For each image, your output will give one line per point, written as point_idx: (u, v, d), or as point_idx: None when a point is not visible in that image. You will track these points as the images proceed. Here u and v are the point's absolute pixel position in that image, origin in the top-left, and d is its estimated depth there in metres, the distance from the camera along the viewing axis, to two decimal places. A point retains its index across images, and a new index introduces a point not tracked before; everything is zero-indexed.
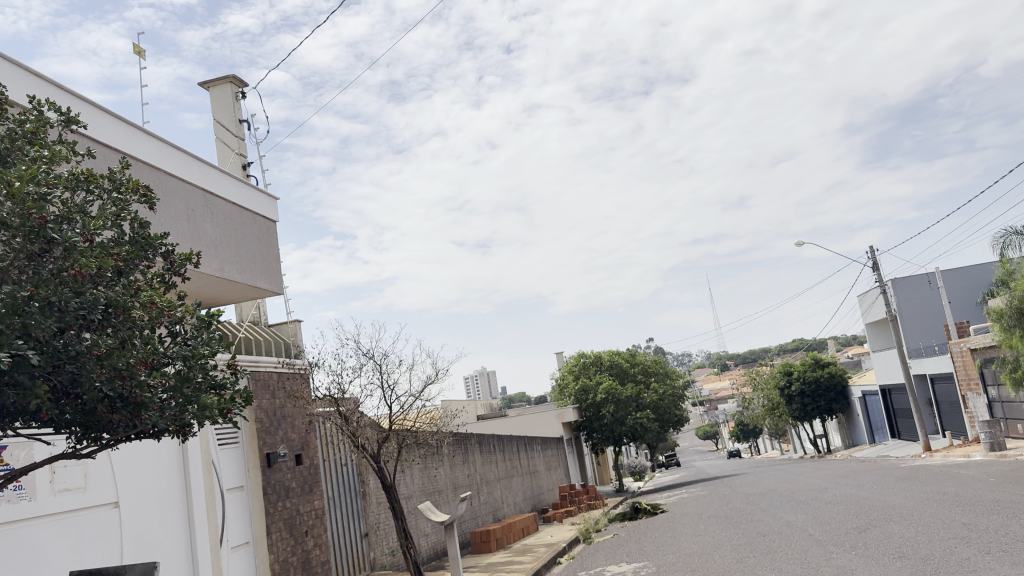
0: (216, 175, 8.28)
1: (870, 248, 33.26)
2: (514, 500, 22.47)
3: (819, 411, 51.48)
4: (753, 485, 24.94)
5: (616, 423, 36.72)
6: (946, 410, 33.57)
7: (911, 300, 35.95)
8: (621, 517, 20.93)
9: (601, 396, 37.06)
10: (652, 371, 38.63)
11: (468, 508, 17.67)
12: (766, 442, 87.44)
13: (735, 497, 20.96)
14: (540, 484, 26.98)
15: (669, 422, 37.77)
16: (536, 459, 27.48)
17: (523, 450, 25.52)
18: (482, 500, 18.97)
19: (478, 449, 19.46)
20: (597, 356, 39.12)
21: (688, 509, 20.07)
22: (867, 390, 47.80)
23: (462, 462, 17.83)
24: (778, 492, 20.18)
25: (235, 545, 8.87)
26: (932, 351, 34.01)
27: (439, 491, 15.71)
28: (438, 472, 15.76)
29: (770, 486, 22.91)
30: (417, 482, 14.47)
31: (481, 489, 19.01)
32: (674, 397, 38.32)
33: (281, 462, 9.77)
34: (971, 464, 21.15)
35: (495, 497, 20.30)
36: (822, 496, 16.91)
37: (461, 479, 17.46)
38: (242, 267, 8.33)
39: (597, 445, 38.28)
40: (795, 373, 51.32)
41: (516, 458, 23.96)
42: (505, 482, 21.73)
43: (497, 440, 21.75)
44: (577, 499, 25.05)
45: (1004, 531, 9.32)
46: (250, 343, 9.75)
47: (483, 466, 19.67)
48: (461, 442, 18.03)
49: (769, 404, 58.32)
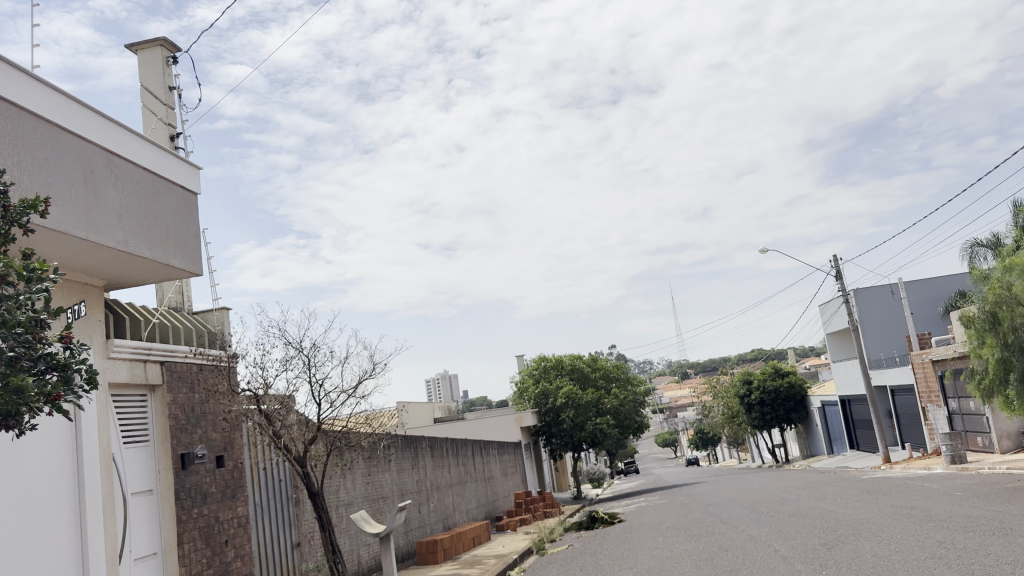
0: (124, 136, 7.26)
1: (833, 256, 32.93)
2: (467, 506, 21.56)
3: (779, 421, 51.28)
4: (713, 494, 24.35)
5: (575, 429, 35.98)
6: (906, 422, 33.39)
7: (874, 311, 35.75)
8: (576, 526, 20.16)
9: (560, 401, 36.26)
10: (613, 377, 38.04)
11: (416, 516, 16.73)
12: (724, 450, 87.46)
13: (695, 507, 20.28)
14: (495, 490, 26.06)
15: (628, 428, 37.32)
16: (492, 465, 26.58)
17: (478, 455, 24.59)
18: (431, 507, 18.02)
19: (429, 453, 18.50)
20: (558, 360, 38.27)
21: (646, 519, 19.35)
22: (826, 400, 47.70)
23: (411, 467, 16.87)
24: (738, 503, 19.56)
25: (139, 557, 7.89)
26: (893, 362, 33.83)
27: (383, 498, 14.74)
28: (382, 477, 14.80)
29: (731, 496, 22.27)
30: (359, 488, 13.55)
31: (430, 495, 18.08)
32: (635, 403, 37.95)
33: (199, 464, 8.78)
34: (935, 477, 20.72)
35: (446, 504, 19.35)
36: (784, 508, 16.29)
37: (409, 485, 16.50)
38: (150, 241, 7.35)
39: (555, 451, 37.50)
40: (755, 382, 51.15)
41: (470, 462, 23.03)
42: (457, 488, 20.78)
43: (450, 444, 20.79)
44: (532, 506, 24.20)
45: (984, 552, 8.66)
46: (166, 331, 8.78)
47: (434, 471, 18.72)
48: (410, 446, 17.09)
49: (729, 413, 58.09)
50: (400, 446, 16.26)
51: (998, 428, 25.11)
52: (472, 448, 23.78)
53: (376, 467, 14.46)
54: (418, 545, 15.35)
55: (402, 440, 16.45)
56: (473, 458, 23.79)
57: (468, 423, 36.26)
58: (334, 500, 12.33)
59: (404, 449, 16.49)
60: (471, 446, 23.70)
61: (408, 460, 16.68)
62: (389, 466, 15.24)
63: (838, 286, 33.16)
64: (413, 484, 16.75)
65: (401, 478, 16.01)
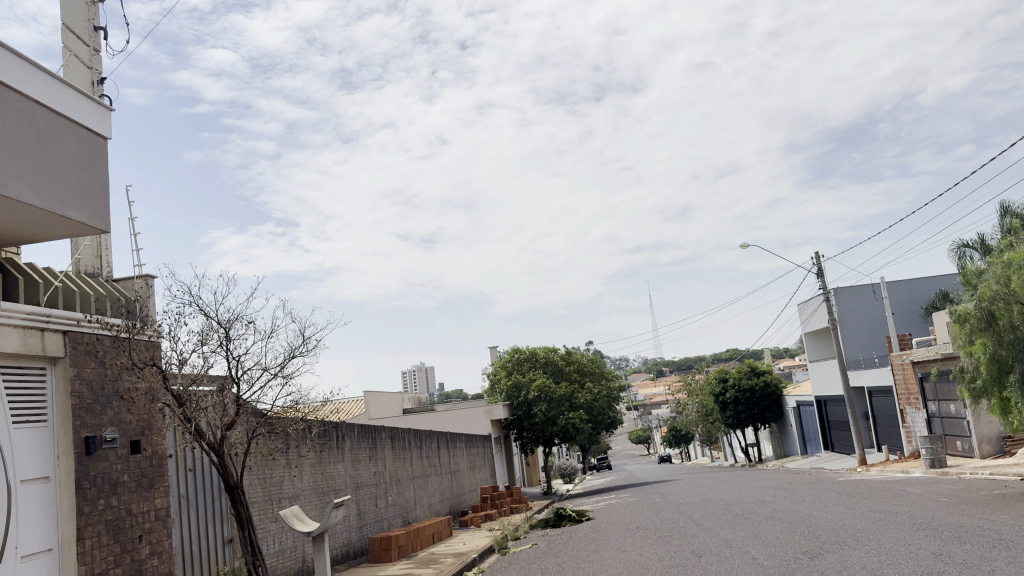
0: (8, 60, 6.21)
1: (815, 253, 32.19)
2: (430, 500, 20.58)
3: (753, 420, 50.77)
4: (686, 493, 23.53)
5: (547, 423, 35.15)
6: (883, 424, 32.83)
7: (854, 311, 35.11)
8: (543, 523, 19.26)
9: (533, 394, 35.35)
10: (588, 371, 37.23)
11: (372, 511, 15.71)
12: (697, 448, 87.18)
13: (669, 507, 19.41)
14: (461, 484, 25.11)
15: (601, 424, 36.59)
16: (459, 458, 25.62)
17: (444, 447, 23.57)
18: (390, 502, 17.00)
19: (389, 444, 17.48)
20: (532, 352, 37.23)
21: (615, 518, 18.46)
22: (802, 400, 47.20)
23: (367, 458, 15.84)
24: (712, 503, 18.74)
25: (26, 554, 6.80)
26: (872, 363, 33.22)
27: (334, 491, 13.72)
28: (334, 469, 13.78)
29: (706, 496, 21.44)
30: (306, 480, 12.59)
31: (389, 488, 17.05)
32: (609, 398, 37.21)
33: (108, 448, 7.72)
34: (916, 481, 20.01)
35: (406, 498, 18.33)
36: (762, 511, 15.47)
37: (365, 478, 15.48)
38: (37, 185, 6.30)
39: (526, 445, 36.66)
40: (730, 381, 50.62)
41: (435, 455, 22.03)
42: (420, 481, 19.78)
43: (414, 436, 19.76)
44: (499, 502, 23.27)
45: (988, 567, 7.75)
46: (70, 298, 7.73)
47: (394, 463, 17.69)
48: (368, 436, 16.09)
49: (703, 410, 57.57)
50: (355, 436, 15.23)
51: (979, 431, 24.52)
52: (437, 440, 22.76)
53: (325, 458, 13.42)
54: (371, 541, 14.34)
55: (357, 430, 15.42)
56: (439, 451, 22.78)
57: (438, 415, 35.18)
58: (275, 491, 11.32)
59: (359, 439, 15.48)
60: (437, 438, 22.68)
61: (365, 451, 15.66)
62: (341, 457, 14.21)
63: (819, 284, 32.47)
64: (369, 476, 15.74)
65: (356, 471, 15.00)
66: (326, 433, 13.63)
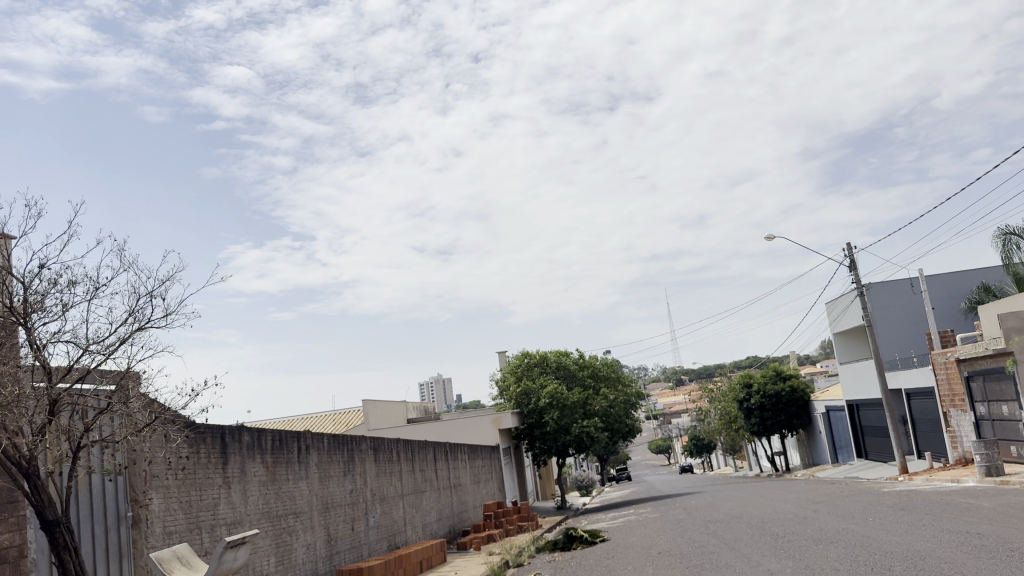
0: None
1: (847, 243, 29.73)
2: (424, 520, 18.29)
3: (780, 427, 48.15)
4: (712, 508, 21.11)
5: (560, 432, 32.79)
6: (924, 429, 30.23)
7: (890, 306, 32.54)
8: (551, 545, 16.91)
9: (544, 402, 32.98)
10: (603, 376, 34.86)
11: (348, 533, 13.53)
12: (720, 457, 84.45)
13: (695, 526, 16.99)
14: (464, 501, 22.86)
15: (618, 432, 34.38)
16: (462, 470, 23.35)
17: (443, 459, 21.29)
18: (372, 522, 14.73)
19: (372, 457, 15.21)
20: (543, 356, 34.82)
21: (633, 539, 16.14)
22: (831, 405, 44.51)
23: (342, 474, 13.56)
24: (744, 521, 16.37)
25: None
26: (910, 362, 30.66)
27: (295, 513, 11.55)
28: (294, 488, 11.60)
29: (735, 511, 19.02)
30: (253, 501, 10.37)
31: (372, 508, 14.81)
32: (625, 405, 34.90)
33: None
34: (976, 493, 17.51)
35: (394, 518, 16.02)
36: (803, 532, 13.19)
37: (339, 496, 13.28)
38: None
39: (539, 456, 34.36)
40: (755, 386, 48.08)
41: (432, 469, 19.74)
42: (412, 498, 17.47)
43: (405, 447, 17.46)
44: (505, 519, 20.95)
45: None
46: None
47: (379, 478, 15.42)
48: (342, 447, 13.80)
49: (726, 418, 54.98)
50: (326, 448, 13.05)
51: None
52: (435, 451, 20.48)
53: (281, 473, 11.25)
54: (338, 571, 12.09)
55: (329, 440, 13.19)
56: (437, 464, 20.48)
57: (441, 424, 32.75)
58: (204, 516, 9.17)
59: (333, 451, 13.33)
60: (435, 450, 20.41)
61: (339, 466, 13.48)
62: (304, 474, 12.02)
63: (852, 278, 29.96)
64: (345, 495, 13.55)
65: (327, 489, 12.83)
66: (283, 442, 11.48)
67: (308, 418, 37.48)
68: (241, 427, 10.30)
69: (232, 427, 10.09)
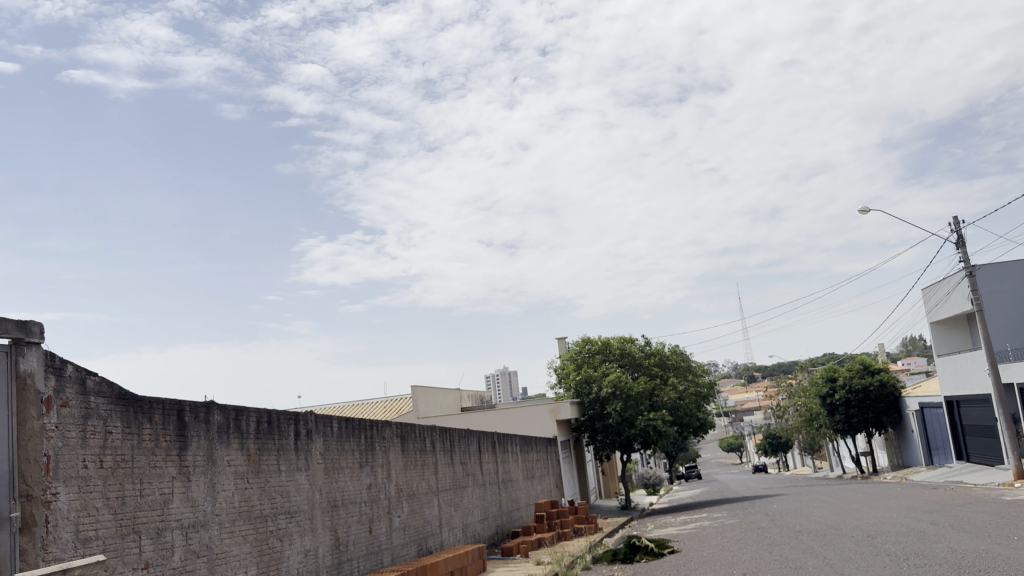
0: None
1: (954, 217, 26.31)
2: (465, 521, 15.98)
3: (866, 426, 44.52)
4: (801, 516, 18.27)
5: (624, 425, 30.18)
6: None
7: (1002, 291, 28.92)
8: (610, 553, 14.39)
9: (606, 392, 30.41)
10: (671, 364, 32.09)
11: (363, 537, 11.23)
12: (797, 456, 80.34)
13: (784, 538, 14.13)
14: (515, 499, 20.52)
15: (688, 426, 31.69)
16: (512, 464, 20.96)
17: (491, 452, 18.91)
18: (396, 523, 12.41)
19: (398, 446, 12.93)
20: (605, 342, 32.17)
21: (708, 554, 13.32)
22: (925, 402, 40.75)
23: (357, 466, 11.27)
24: (848, 535, 13.42)
25: None
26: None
27: (288, 514, 9.28)
28: (288, 484, 9.34)
29: (829, 521, 16.15)
30: (222, 497, 8.08)
31: (396, 507, 12.50)
32: (696, 397, 32.14)
33: None
34: None
35: (425, 518, 13.69)
36: (931, 553, 10.30)
37: (352, 493, 10.99)
38: None
39: (600, 451, 31.81)
40: (839, 380, 44.63)
41: (476, 463, 17.38)
42: (449, 497, 15.12)
43: (442, 437, 15.17)
44: (559, 520, 18.55)
45: None
46: None
47: (407, 474, 13.10)
48: (358, 432, 11.51)
49: (806, 415, 51.43)
50: (337, 434, 10.76)
51: None
52: (482, 442, 18.14)
53: (269, 463, 8.98)
54: None
55: (340, 424, 10.90)
56: (483, 457, 18.11)
57: (496, 413, 30.41)
58: (145, 518, 6.93)
59: (346, 439, 11.04)
60: (481, 439, 18.08)
61: (353, 457, 11.18)
62: (303, 466, 9.74)
63: (960, 257, 26.52)
64: (361, 491, 11.26)
65: (335, 485, 10.54)
66: (275, 426, 9.22)
67: (358, 405, 35.71)
68: (210, 404, 8.04)
69: (196, 403, 7.84)
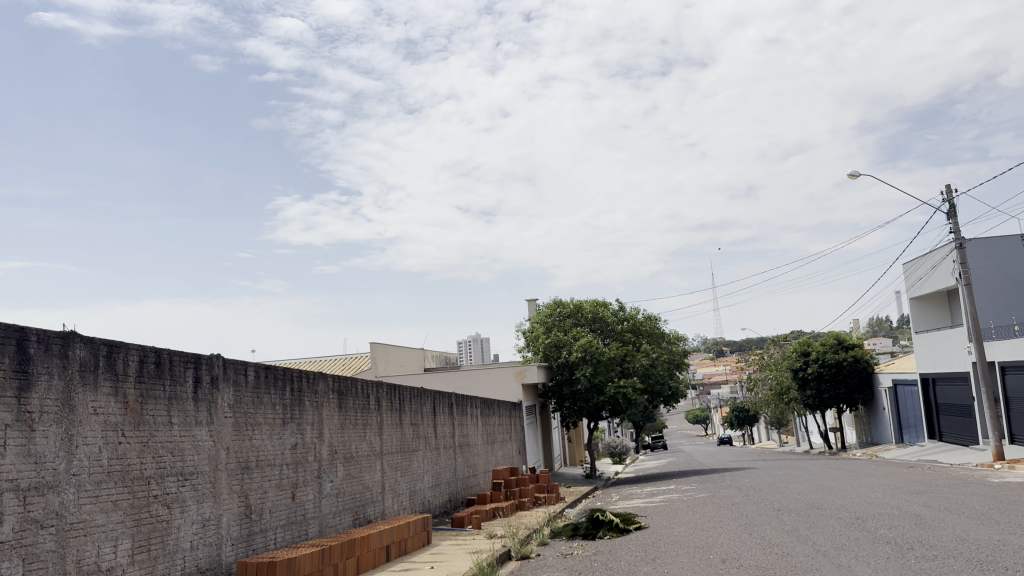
0: None
1: (947, 185, 25.00)
2: (413, 487, 14.42)
3: (838, 401, 43.71)
4: (777, 492, 16.99)
5: (592, 391, 28.82)
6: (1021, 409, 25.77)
7: (992, 264, 27.80)
8: (569, 528, 12.87)
9: (575, 357, 28.99)
10: (644, 331, 30.72)
11: (283, 504, 9.70)
12: (763, 430, 80.18)
13: (763, 518, 12.71)
14: (471, 465, 19.03)
15: (659, 395, 30.45)
16: (471, 428, 19.45)
17: (447, 414, 17.36)
18: (327, 490, 10.87)
19: (334, 402, 11.31)
20: (577, 306, 30.69)
21: (680, 533, 11.83)
22: (899, 380, 39.89)
23: (278, 422, 9.65)
24: (835, 517, 11.98)
25: None
26: (1010, 331, 26.12)
27: (178, 476, 7.73)
28: (178, 440, 7.77)
29: (811, 499, 14.79)
30: (81, 451, 6.48)
31: (328, 471, 10.95)
32: (668, 364, 30.86)
33: None
34: None
35: (364, 484, 12.12)
36: (939, 544, 8.89)
37: (270, 454, 9.44)
38: None
39: (567, 417, 30.49)
40: (813, 354, 43.71)
41: (429, 426, 15.81)
42: (395, 461, 13.54)
43: (389, 395, 13.55)
44: (517, 488, 17.09)
45: None
46: None
47: (344, 435, 11.52)
48: (282, 383, 9.85)
49: (777, 389, 50.62)
50: (254, 384, 9.16)
51: None
52: (436, 403, 16.55)
53: (151, 413, 7.39)
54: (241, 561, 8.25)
55: (258, 372, 9.29)
56: (437, 419, 16.53)
57: (457, 375, 28.84)
58: None
59: (267, 391, 9.47)
60: (436, 400, 16.52)
61: (275, 413, 9.59)
62: (201, 421, 8.16)
63: (951, 228, 25.26)
64: (281, 451, 9.70)
65: (247, 445, 8.98)
66: (163, 369, 7.61)
67: (316, 361, 34.08)
68: (70, 337, 6.44)
69: (50, 333, 6.23)
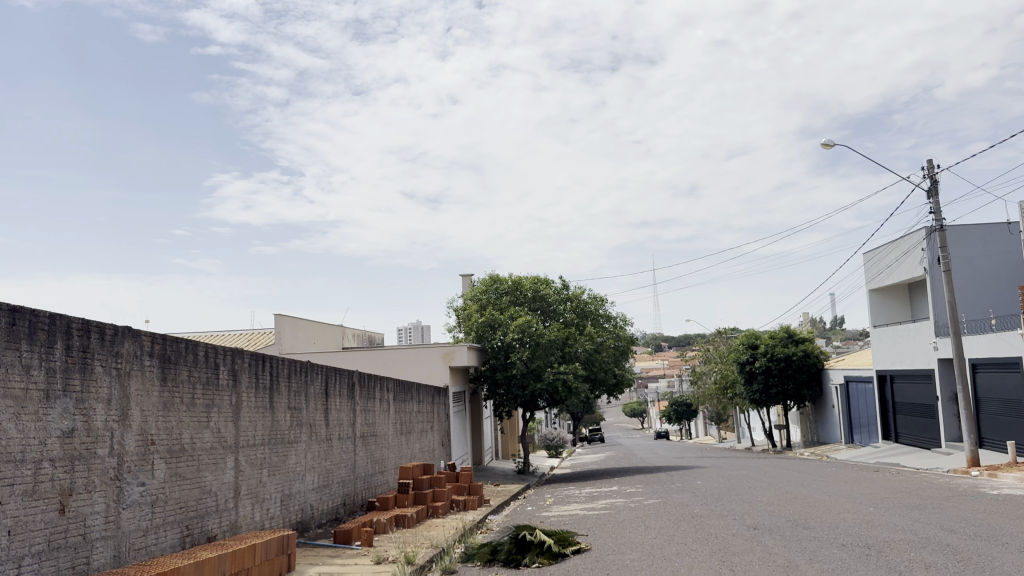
0: None
1: (928, 159, 22.59)
2: (288, 491, 11.06)
3: (785, 397, 41.58)
4: (744, 502, 14.12)
5: (528, 378, 25.74)
6: (994, 411, 23.58)
7: (970, 253, 25.57)
8: (487, 550, 9.66)
9: (511, 338, 25.90)
10: (588, 314, 27.75)
11: (37, 520, 6.26)
12: (701, 425, 78.74)
13: (738, 542, 9.70)
14: (378, 459, 15.78)
15: (602, 384, 27.52)
16: (380, 415, 16.16)
17: (347, 398, 14.02)
18: (132, 498, 7.49)
19: (155, 371, 7.91)
20: (516, 283, 27.56)
21: (633, 562, 8.70)
22: (851, 377, 37.89)
23: (30, 393, 6.24)
24: (837, 545, 8.99)
25: None
26: (987, 326, 23.93)
27: None
28: None
29: (792, 514, 11.88)
30: None
31: (136, 471, 7.57)
32: (614, 351, 27.91)
33: None
34: None
35: (202, 488, 8.75)
36: None
37: (10, 443, 6.02)
38: None
39: (499, 406, 27.38)
40: (761, 347, 41.47)
41: (318, 412, 12.42)
42: (259, 457, 10.17)
43: (255, 369, 10.12)
44: (430, 490, 13.91)
45: None
46: None
47: (170, 419, 8.16)
48: (45, 336, 6.43)
49: (721, 382, 48.47)
50: None
51: None
52: (332, 383, 13.18)
53: None
54: None
55: None
56: (332, 404, 13.16)
57: (373, 353, 25.36)
58: None
59: (12, 347, 6.05)
60: (332, 379, 13.21)
61: (26, 381, 6.19)
62: None
63: (930, 209, 22.83)
64: (37, 440, 6.30)
65: None
66: None
67: (220, 335, 30.40)
68: None
69: None
